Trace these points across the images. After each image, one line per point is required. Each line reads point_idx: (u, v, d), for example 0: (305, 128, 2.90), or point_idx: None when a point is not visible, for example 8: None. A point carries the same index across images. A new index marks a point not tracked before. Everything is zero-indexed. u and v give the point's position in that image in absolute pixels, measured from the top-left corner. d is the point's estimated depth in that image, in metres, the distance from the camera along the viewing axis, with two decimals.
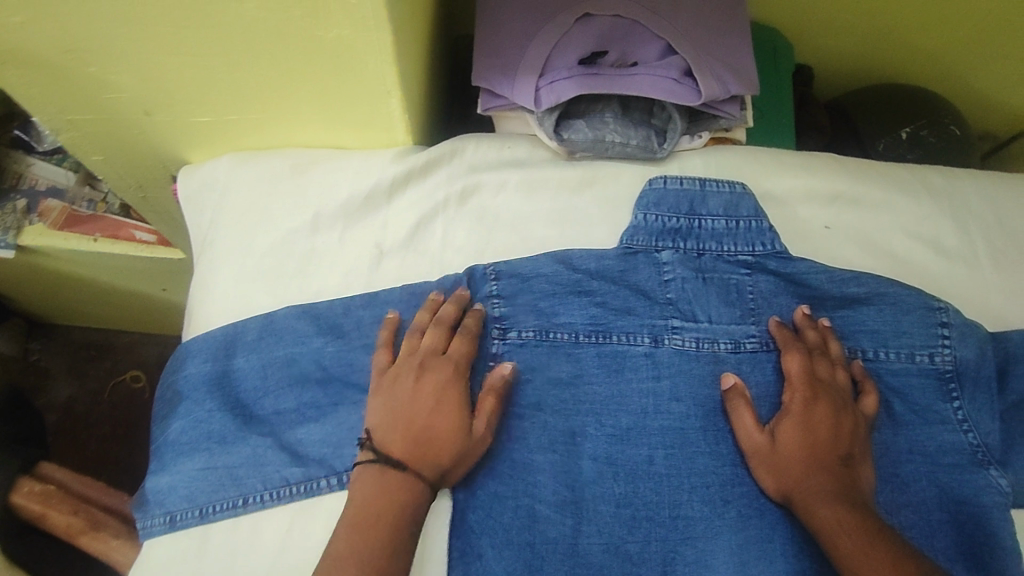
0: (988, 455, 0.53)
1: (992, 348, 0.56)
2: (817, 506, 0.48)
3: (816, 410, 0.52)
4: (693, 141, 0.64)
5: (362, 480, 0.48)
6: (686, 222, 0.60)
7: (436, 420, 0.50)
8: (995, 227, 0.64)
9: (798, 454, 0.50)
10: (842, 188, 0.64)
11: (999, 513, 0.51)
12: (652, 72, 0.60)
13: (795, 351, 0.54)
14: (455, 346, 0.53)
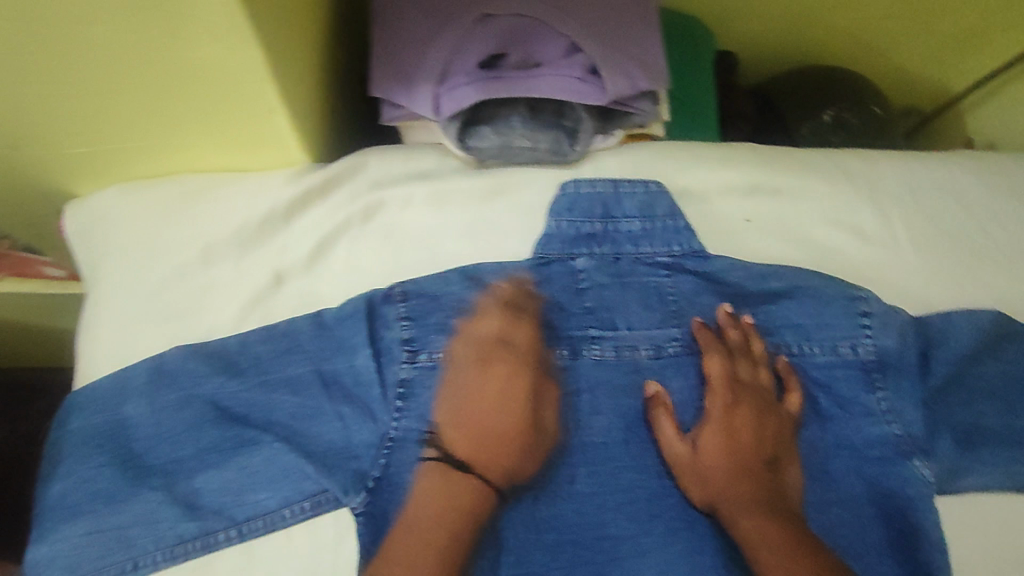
0: (913, 445, 0.52)
1: (915, 333, 0.55)
2: (745, 518, 0.50)
3: (738, 415, 0.53)
4: (607, 140, 0.63)
5: (425, 488, 0.49)
6: (600, 227, 0.58)
7: (495, 413, 0.51)
8: (913, 208, 0.64)
9: (724, 463, 0.52)
10: (759, 179, 0.63)
11: (924, 504, 0.51)
12: (557, 73, 0.58)
13: (716, 355, 0.54)
14: (520, 333, 0.54)
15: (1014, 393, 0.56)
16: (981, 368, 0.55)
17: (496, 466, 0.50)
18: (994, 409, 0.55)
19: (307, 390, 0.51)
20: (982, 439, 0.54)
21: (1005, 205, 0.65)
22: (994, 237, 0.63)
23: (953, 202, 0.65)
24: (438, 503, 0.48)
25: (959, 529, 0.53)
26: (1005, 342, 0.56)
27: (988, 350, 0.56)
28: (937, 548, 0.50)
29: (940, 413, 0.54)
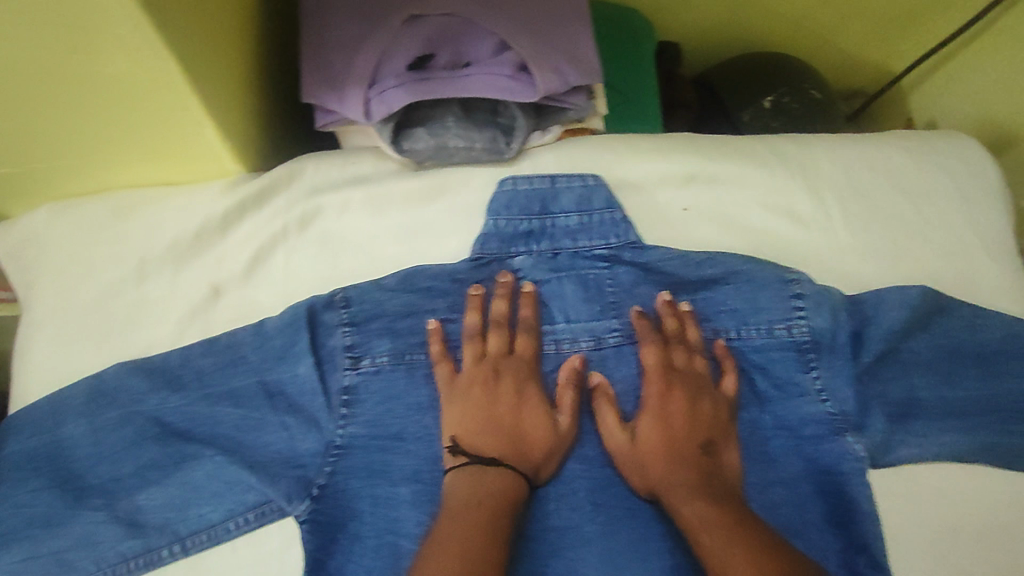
0: (846, 422, 0.54)
1: (847, 312, 0.57)
2: (683, 500, 0.48)
3: (672, 401, 0.53)
4: (543, 137, 0.63)
5: (460, 485, 0.48)
6: (538, 223, 0.59)
7: (520, 419, 0.51)
8: (847, 189, 0.65)
9: (659, 449, 0.51)
10: (695, 168, 0.64)
11: (857, 478, 0.53)
12: (485, 73, 0.58)
13: (651, 344, 0.55)
14: (522, 345, 0.54)
15: (944, 364, 0.57)
16: (909, 344, 0.57)
17: (531, 463, 0.50)
18: (925, 382, 0.56)
19: (251, 402, 0.51)
20: (915, 412, 0.55)
21: (937, 180, 0.66)
22: (926, 213, 0.65)
23: (887, 180, 0.65)
24: (474, 492, 0.47)
25: (893, 499, 0.55)
26: (931, 318, 0.59)
27: (917, 325, 0.58)
28: (869, 520, 0.52)
29: (873, 390, 0.56)
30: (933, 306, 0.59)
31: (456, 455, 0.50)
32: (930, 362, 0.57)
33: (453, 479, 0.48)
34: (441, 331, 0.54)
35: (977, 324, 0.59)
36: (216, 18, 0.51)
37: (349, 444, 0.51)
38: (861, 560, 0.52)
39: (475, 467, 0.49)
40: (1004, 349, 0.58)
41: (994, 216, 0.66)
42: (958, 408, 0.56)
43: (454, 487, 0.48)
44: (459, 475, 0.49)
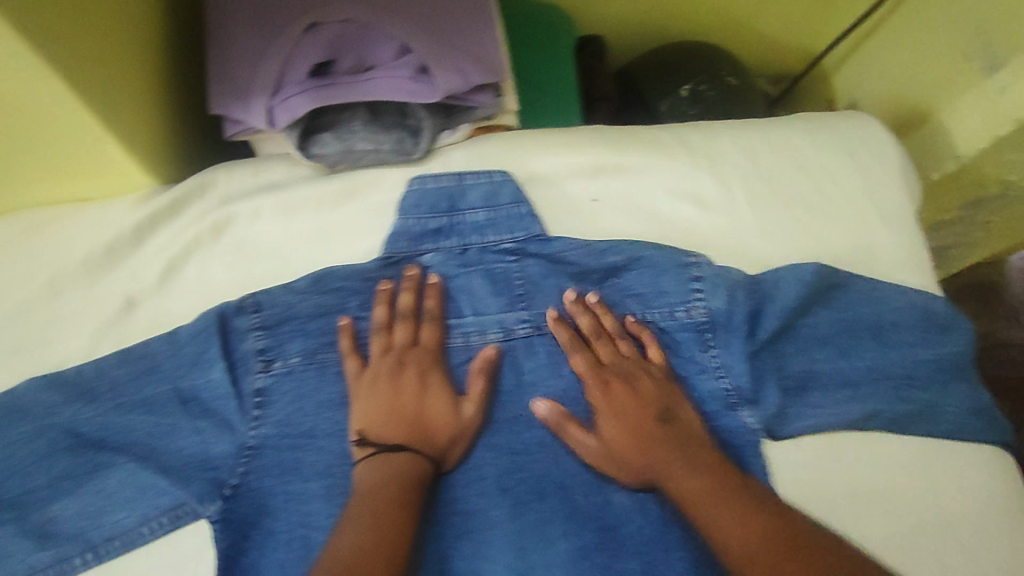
0: (739, 397, 0.59)
1: (745, 291, 0.59)
2: (677, 477, 0.52)
3: (614, 391, 0.57)
4: (450, 136, 0.64)
5: (366, 475, 0.51)
6: (446, 220, 0.61)
7: (423, 406, 0.55)
8: (752, 172, 0.67)
9: (623, 438, 0.54)
10: (603, 160, 0.65)
11: (750, 449, 0.58)
12: (389, 75, 0.59)
13: (579, 349, 0.58)
14: (426, 336, 0.58)
15: (838, 339, 0.62)
16: (810, 319, 0.62)
17: (435, 448, 0.53)
18: (820, 356, 0.61)
19: (164, 408, 0.53)
20: (813, 385, 0.60)
21: (839, 159, 0.68)
22: (829, 192, 0.67)
23: (791, 163, 0.68)
24: (378, 482, 0.50)
25: (788, 467, 0.59)
26: (826, 293, 0.63)
27: (809, 303, 0.62)
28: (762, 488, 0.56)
29: (766, 366, 0.60)
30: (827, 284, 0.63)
31: (363, 447, 0.52)
32: (826, 337, 0.62)
33: (361, 469, 0.51)
34: (351, 327, 0.57)
35: (874, 297, 0.64)
36: (109, 36, 0.51)
37: (261, 444, 0.53)
38: None
39: (382, 456, 0.52)
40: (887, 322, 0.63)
41: (895, 192, 0.68)
42: (851, 376, 0.61)
43: (361, 476, 0.51)
44: (368, 465, 0.51)
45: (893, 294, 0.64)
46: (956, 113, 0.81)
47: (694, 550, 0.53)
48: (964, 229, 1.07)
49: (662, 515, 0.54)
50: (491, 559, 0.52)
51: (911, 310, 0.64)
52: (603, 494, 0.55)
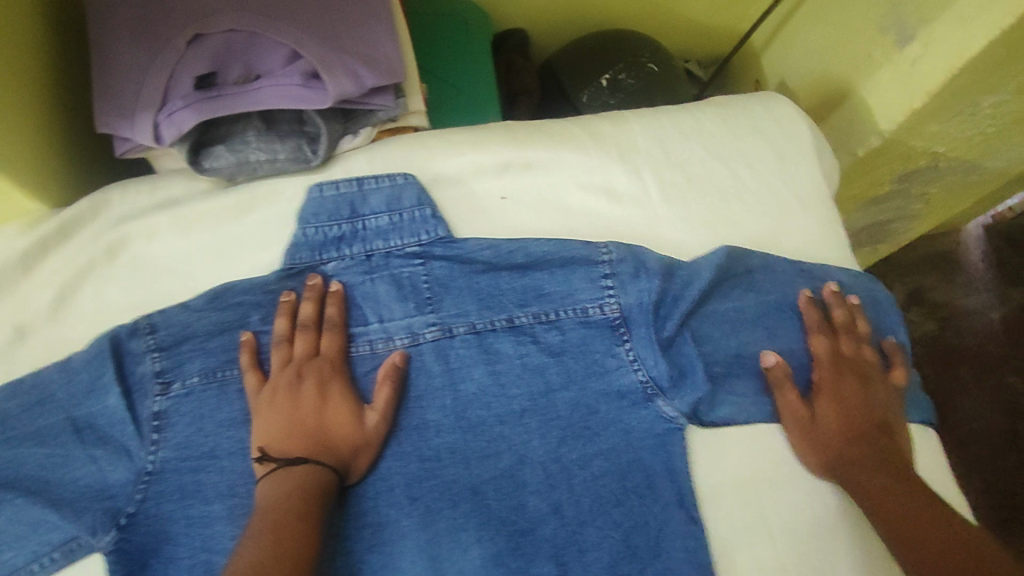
0: (656, 388, 0.57)
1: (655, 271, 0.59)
2: (857, 476, 0.54)
3: (849, 382, 0.59)
4: (351, 141, 0.64)
5: (268, 490, 0.50)
6: (348, 227, 0.60)
7: (324, 417, 0.53)
8: (663, 161, 0.66)
9: (854, 422, 0.57)
10: (510, 157, 0.64)
11: (675, 439, 0.56)
12: (276, 84, 0.58)
13: (822, 334, 0.60)
14: (327, 345, 0.56)
15: (762, 321, 0.61)
16: (728, 302, 0.61)
17: (336, 459, 0.52)
18: (739, 340, 0.60)
19: (57, 439, 0.52)
20: (736, 372, 0.59)
21: (751, 142, 0.68)
22: (743, 176, 0.67)
23: (703, 149, 0.67)
24: (279, 496, 0.49)
25: (710, 455, 0.57)
26: (743, 276, 0.62)
27: (719, 285, 0.61)
28: (676, 480, 0.55)
29: (684, 356, 0.58)
30: (744, 266, 0.62)
31: (264, 464, 0.51)
32: (748, 320, 0.61)
33: (262, 484, 0.50)
34: (253, 342, 0.55)
35: (795, 276, 0.63)
36: None
37: (161, 469, 0.52)
38: (678, 516, 0.54)
39: (282, 471, 0.51)
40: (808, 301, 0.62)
41: (808, 171, 0.68)
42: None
43: (264, 492, 0.50)
44: (270, 481, 0.50)
45: (811, 275, 0.64)
46: (876, 87, 0.80)
47: (610, 548, 0.53)
48: (900, 204, 1.08)
49: (577, 514, 0.54)
50: (402, 570, 0.52)
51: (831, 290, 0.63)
52: (517, 497, 0.54)
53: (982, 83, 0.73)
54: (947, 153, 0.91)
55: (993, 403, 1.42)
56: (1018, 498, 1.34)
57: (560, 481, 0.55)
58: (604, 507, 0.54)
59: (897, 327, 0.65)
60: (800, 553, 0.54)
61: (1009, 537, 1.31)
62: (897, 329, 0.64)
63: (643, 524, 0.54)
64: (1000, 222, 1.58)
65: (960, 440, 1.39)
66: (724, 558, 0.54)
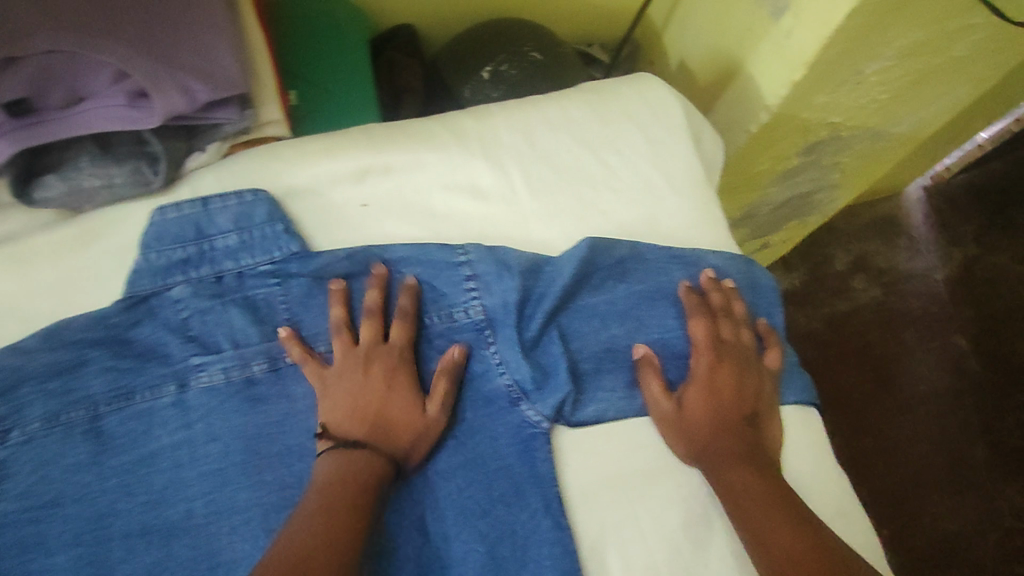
0: (521, 392, 0.56)
1: (518, 272, 0.57)
2: (719, 468, 0.54)
3: (725, 368, 0.58)
4: (199, 157, 0.61)
5: (327, 466, 0.50)
6: (195, 249, 0.57)
7: (389, 404, 0.53)
8: (529, 154, 0.64)
9: (725, 411, 0.56)
10: (367, 162, 0.62)
11: (540, 444, 0.55)
12: (101, 105, 0.54)
13: (701, 317, 0.59)
14: (396, 333, 0.56)
15: (633, 312, 0.60)
16: (600, 296, 0.60)
17: (398, 446, 0.53)
18: (608, 336, 0.59)
19: None
20: (605, 368, 0.58)
21: (621, 127, 0.66)
22: (611, 164, 0.65)
23: (570, 138, 0.65)
24: (339, 477, 0.49)
25: (580, 455, 0.56)
26: (615, 266, 0.60)
27: (584, 279, 0.59)
28: (543, 486, 0.54)
29: (548, 355, 0.57)
30: (612, 258, 0.60)
31: (325, 441, 0.52)
32: (620, 313, 0.60)
33: (322, 457, 0.51)
34: (295, 336, 0.56)
35: (670, 264, 0.62)
36: None
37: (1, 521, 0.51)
38: (546, 522, 0.53)
39: (344, 451, 0.51)
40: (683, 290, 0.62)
41: (683, 152, 0.66)
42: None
43: (322, 468, 0.50)
44: (329, 457, 0.51)
45: (685, 261, 0.62)
46: (759, 63, 0.79)
47: (476, 561, 0.52)
48: (816, 175, 1.06)
49: (440, 529, 0.53)
50: None
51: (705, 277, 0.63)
52: None
53: (859, 51, 0.71)
54: (846, 123, 0.89)
55: (937, 366, 1.42)
56: (963, 456, 1.34)
57: (423, 496, 0.54)
58: (469, 519, 0.53)
59: (771, 310, 0.64)
60: (672, 549, 0.53)
61: (956, 496, 1.31)
62: (770, 310, 0.65)
63: (510, 533, 0.53)
64: (938, 182, 1.58)
65: (905, 403, 1.38)
66: (593, 561, 0.53)
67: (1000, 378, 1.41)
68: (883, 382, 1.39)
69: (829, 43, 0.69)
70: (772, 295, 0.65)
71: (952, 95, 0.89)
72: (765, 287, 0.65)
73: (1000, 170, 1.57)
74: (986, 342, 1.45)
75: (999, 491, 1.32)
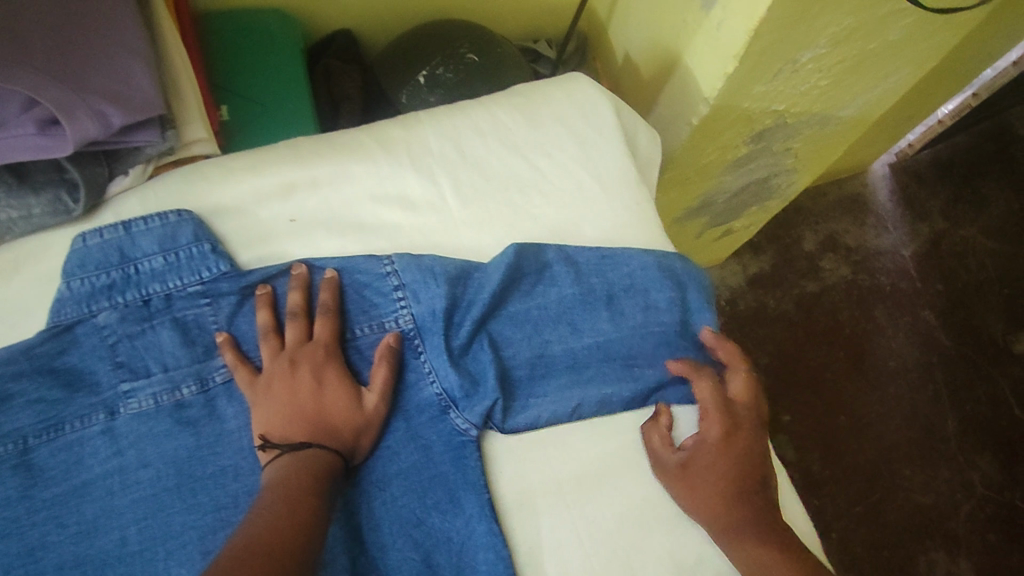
0: (450, 400, 0.57)
1: (444, 280, 0.58)
2: (745, 543, 0.53)
3: (739, 433, 0.57)
4: (121, 182, 0.60)
5: (278, 469, 0.50)
6: (119, 274, 0.56)
7: (324, 402, 0.54)
8: (458, 162, 0.64)
9: (742, 480, 0.55)
10: (292, 177, 0.62)
11: (470, 451, 0.55)
12: (9, 136, 0.52)
13: (706, 379, 0.58)
14: (319, 331, 0.56)
15: (566, 315, 0.60)
16: (531, 301, 0.60)
17: (339, 442, 0.53)
18: (542, 342, 0.59)
19: None
20: (540, 373, 0.59)
21: (551, 129, 0.66)
22: (541, 167, 0.65)
23: (498, 143, 0.65)
24: (292, 476, 0.49)
25: (512, 462, 0.56)
26: (546, 270, 0.60)
27: (513, 285, 0.59)
28: (477, 493, 0.54)
29: (477, 362, 0.58)
30: (539, 263, 0.60)
31: (268, 451, 0.52)
32: (552, 317, 0.60)
33: (272, 463, 0.51)
34: (231, 341, 0.56)
35: (601, 266, 0.62)
36: None
37: None
38: (480, 528, 0.53)
39: (288, 454, 0.51)
40: (614, 289, 0.61)
41: (615, 152, 0.66)
42: (579, 356, 0.59)
43: (273, 473, 0.50)
44: (276, 465, 0.51)
45: (614, 261, 0.62)
46: (695, 55, 0.78)
47: (410, 570, 0.53)
48: (770, 161, 1.03)
49: (376, 540, 0.53)
50: None
51: (640, 272, 0.62)
52: None
53: (788, 40, 0.71)
54: (791, 109, 0.87)
55: (907, 342, 1.42)
56: (936, 429, 1.35)
57: (358, 506, 0.53)
58: (404, 528, 0.53)
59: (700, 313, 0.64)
60: (607, 551, 0.54)
61: (930, 469, 1.32)
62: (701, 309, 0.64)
63: (446, 540, 0.54)
64: (903, 158, 1.57)
65: (878, 380, 1.38)
66: (530, 568, 0.53)
67: (970, 351, 1.41)
68: (854, 361, 1.40)
69: (755, 35, 0.68)
70: (699, 297, 0.64)
71: (894, 77, 0.89)
72: (694, 282, 0.64)
73: (963, 144, 1.57)
74: (955, 315, 1.44)
75: (972, 462, 1.33)
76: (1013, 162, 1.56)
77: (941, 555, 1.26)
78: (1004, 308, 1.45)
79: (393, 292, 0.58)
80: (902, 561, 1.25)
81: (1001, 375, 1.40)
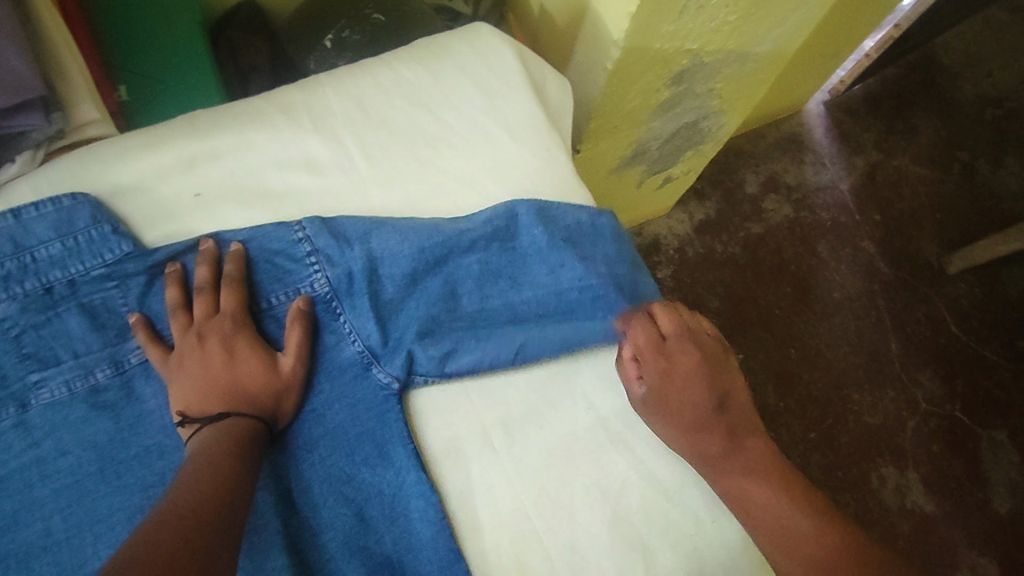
0: (372, 355, 0.57)
1: (353, 241, 0.57)
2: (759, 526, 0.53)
3: (680, 352, 0.58)
4: (9, 170, 0.58)
5: (199, 441, 0.50)
6: (15, 264, 0.54)
7: (238, 373, 0.53)
8: (363, 121, 0.63)
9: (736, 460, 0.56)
10: (192, 151, 0.60)
11: (394, 406, 0.56)
12: None
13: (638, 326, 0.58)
14: (226, 302, 0.55)
15: (506, 271, 0.60)
16: (469, 259, 0.59)
17: (260, 409, 0.53)
18: (482, 296, 0.59)
19: None
20: (482, 326, 0.59)
21: (455, 81, 0.65)
22: (449, 120, 0.64)
23: (403, 100, 0.64)
24: (211, 443, 0.49)
25: (437, 414, 0.57)
26: (487, 227, 0.60)
27: (445, 249, 0.58)
28: (403, 445, 0.55)
29: (400, 320, 0.58)
30: (471, 223, 0.60)
31: (188, 426, 0.52)
32: (492, 273, 0.60)
33: (195, 436, 0.51)
34: (143, 320, 0.55)
35: (544, 220, 0.61)
36: None
37: None
38: (410, 478, 0.54)
39: (207, 426, 0.51)
40: (552, 240, 0.61)
41: (521, 100, 0.65)
42: (517, 307, 0.60)
43: (194, 445, 0.50)
44: (196, 438, 0.51)
45: (557, 219, 0.61)
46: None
47: (344, 526, 0.53)
48: (694, 103, 1.03)
49: (308, 501, 0.53)
50: None
51: (575, 224, 0.62)
52: None
53: None
54: (705, 48, 0.87)
55: (850, 272, 1.46)
56: (881, 352, 1.41)
57: (287, 470, 0.54)
58: (335, 486, 0.54)
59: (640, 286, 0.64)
60: (536, 487, 0.55)
61: (877, 391, 1.38)
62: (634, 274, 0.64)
63: (377, 494, 0.55)
64: (836, 95, 1.59)
65: (824, 312, 1.43)
66: (461, 513, 0.54)
67: (908, 277, 1.47)
68: (799, 295, 1.44)
69: None
70: (627, 249, 0.65)
71: (805, 8, 0.89)
72: (625, 241, 0.65)
73: (892, 76, 1.60)
74: (893, 243, 1.49)
75: (915, 380, 1.39)
76: (938, 91, 1.60)
77: (892, 472, 1.32)
78: (937, 232, 1.50)
79: (302, 254, 0.57)
80: (856, 480, 1.31)
81: (938, 296, 1.45)
